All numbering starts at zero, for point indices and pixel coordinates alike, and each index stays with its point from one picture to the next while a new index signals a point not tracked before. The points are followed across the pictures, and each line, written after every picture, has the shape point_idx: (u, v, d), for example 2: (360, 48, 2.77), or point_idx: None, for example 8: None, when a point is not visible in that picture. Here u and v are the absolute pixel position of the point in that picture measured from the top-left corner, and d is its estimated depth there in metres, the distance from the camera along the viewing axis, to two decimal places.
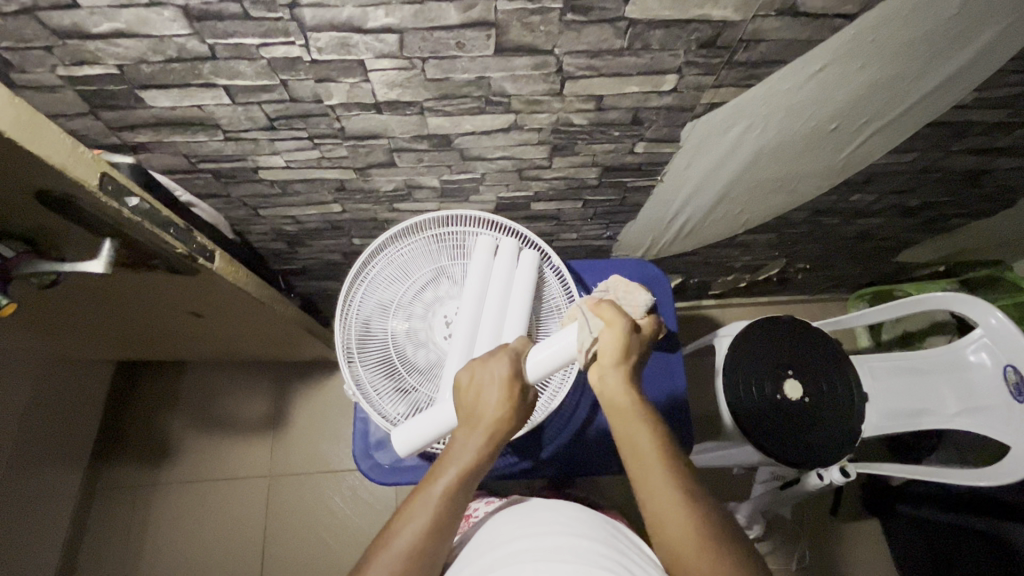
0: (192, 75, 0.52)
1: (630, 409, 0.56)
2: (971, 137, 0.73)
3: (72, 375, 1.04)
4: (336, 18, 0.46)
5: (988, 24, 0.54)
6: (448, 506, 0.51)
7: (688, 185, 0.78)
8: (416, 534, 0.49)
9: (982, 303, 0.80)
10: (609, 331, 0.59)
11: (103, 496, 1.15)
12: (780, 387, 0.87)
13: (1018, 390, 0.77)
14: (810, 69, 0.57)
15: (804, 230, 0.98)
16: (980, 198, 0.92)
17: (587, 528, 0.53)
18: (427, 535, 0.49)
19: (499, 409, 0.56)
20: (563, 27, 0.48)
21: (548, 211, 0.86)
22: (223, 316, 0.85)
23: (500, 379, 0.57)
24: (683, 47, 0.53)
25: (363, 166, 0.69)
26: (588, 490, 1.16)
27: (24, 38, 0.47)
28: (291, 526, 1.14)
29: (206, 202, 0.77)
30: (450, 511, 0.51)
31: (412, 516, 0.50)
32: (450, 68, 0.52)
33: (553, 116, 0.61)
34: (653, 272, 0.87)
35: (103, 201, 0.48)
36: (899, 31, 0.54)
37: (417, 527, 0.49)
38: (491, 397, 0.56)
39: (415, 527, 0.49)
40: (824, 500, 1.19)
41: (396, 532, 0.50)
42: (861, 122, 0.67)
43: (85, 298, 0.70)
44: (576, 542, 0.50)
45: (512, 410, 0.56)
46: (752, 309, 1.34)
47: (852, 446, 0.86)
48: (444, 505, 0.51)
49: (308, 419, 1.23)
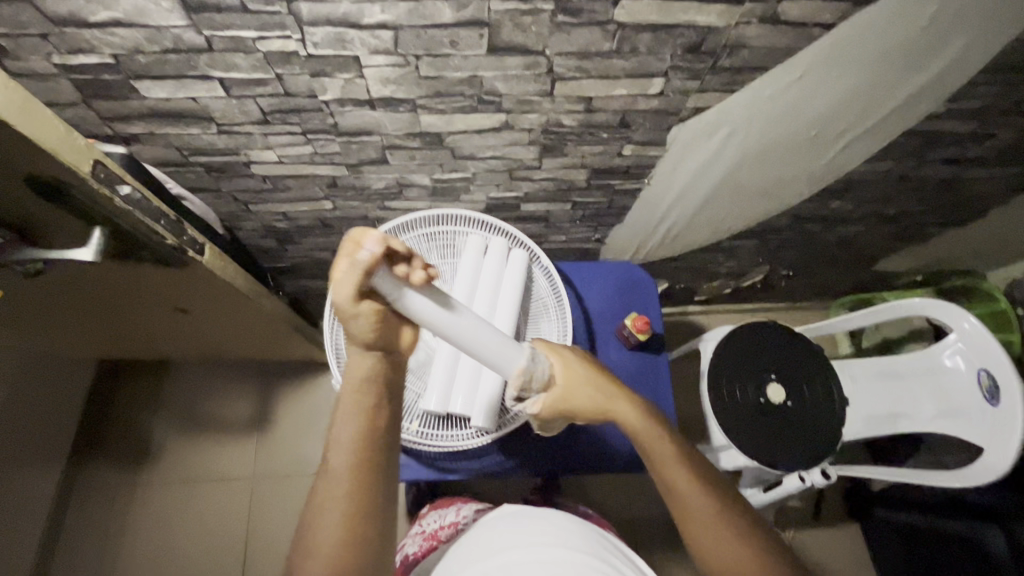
0: (188, 67, 0.53)
1: (652, 432, 0.59)
2: (946, 146, 0.76)
3: (54, 374, 1.03)
4: (333, 13, 0.47)
5: (957, 39, 0.57)
6: (364, 464, 0.52)
7: (674, 190, 0.80)
8: (343, 496, 0.50)
9: (957, 308, 0.82)
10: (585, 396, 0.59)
11: (80, 496, 1.13)
12: (763, 391, 0.89)
13: (991, 393, 0.79)
14: (791, 76, 0.59)
15: (786, 237, 1.01)
16: (954, 207, 0.95)
17: (570, 538, 0.54)
18: (354, 490, 0.51)
19: (365, 363, 0.53)
20: (554, 28, 0.50)
21: (537, 212, 0.88)
22: (209, 312, 0.84)
23: (360, 333, 0.50)
24: (669, 52, 0.54)
25: (355, 162, 0.70)
26: (574, 494, 1.16)
27: (21, 24, 0.47)
28: (273, 530, 1.13)
29: (196, 195, 0.77)
30: (370, 460, 0.52)
31: (331, 478, 0.51)
32: (444, 66, 0.54)
33: (543, 116, 0.63)
34: (639, 273, 0.89)
35: (95, 188, 0.48)
36: (872, 43, 0.56)
37: (342, 487, 0.51)
38: (363, 353, 0.53)
39: (334, 490, 0.50)
40: (805, 505, 1.21)
41: (324, 492, 0.51)
42: (841, 130, 0.69)
43: (73, 289, 0.69)
44: (562, 556, 0.51)
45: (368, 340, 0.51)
46: (736, 315, 1.36)
47: (831, 450, 0.87)
48: (357, 456, 0.52)
49: (292, 419, 1.22)
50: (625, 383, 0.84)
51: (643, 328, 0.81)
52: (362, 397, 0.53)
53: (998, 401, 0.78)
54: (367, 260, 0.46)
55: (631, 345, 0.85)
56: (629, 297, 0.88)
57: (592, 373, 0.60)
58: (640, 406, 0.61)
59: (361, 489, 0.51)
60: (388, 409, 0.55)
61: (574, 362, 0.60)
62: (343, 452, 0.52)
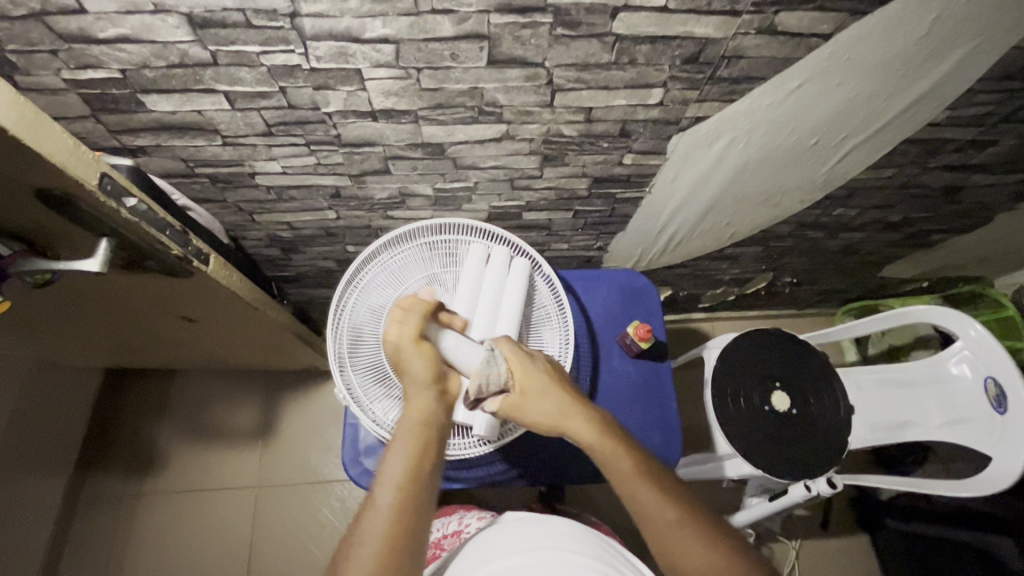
0: (194, 81, 0.54)
1: (607, 443, 0.59)
2: (948, 153, 0.76)
3: (61, 382, 1.04)
4: (335, 28, 0.48)
5: (957, 47, 0.57)
6: (407, 501, 0.54)
7: (676, 198, 0.80)
8: (382, 528, 0.52)
9: (963, 316, 0.81)
10: (534, 403, 0.60)
11: (86, 504, 1.13)
12: (768, 399, 0.89)
13: (999, 401, 0.78)
14: (789, 86, 0.59)
15: (789, 244, 1.00)
16: (959, 213, 0.95)
17: (570, 540, 0.54)
18: (394, 524, 0.52)
19: (424, 402, 0.61)
20: (553, 40, 0.51)
21: (539, 221, 0.88)
22: (215, 321, 0.85)
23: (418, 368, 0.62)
24: (668, 62, 0.55)
25: (358, 173, 0.71)
26: (578, 502, 1.16)
27: (31, 41, 0.48)
28: (277, 538, 1.13)
29: (202, 206, 0.78)
30: (413, 499, 0.54)
31: (373, 513, 0.53)
32: (444, 78, 0.54)
33: (544, 126, 0.63)
34: (641, 281, 0.89)
35: (101, 201, 0.49)
36: (871, 51, 0.56)
37: (381, 523, 0.52)
38: (421, 394, 0.61)
39: (375, 522, 0.52)
40: (812, 515, 1.20)
41: (365, 524, 0.53)
42: (842, 137, 0.69)
43: (81, 299, 0.70)
44: (564, 558, 0.51)
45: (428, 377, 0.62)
46: (740, 322, 1.36)
47: (836, 459, 0.86)
48: (402, 492, 0.54)
49: (297, 428, 1.22)
50: (627, 391, 0.84)
51: (645, 336, 0.81)
52: (410, 439, 0.58)
53: (1006, 409, 0.77)
54: (418, 311, 0.63)
55: (633, 353, 0.85)
56: (632, 304, 0.88)
57: (546, 384, 0.61)
58: (595, 419, 0.61)
59: (400, 525, 0.52)
60: (437, 455, 0.59)
61: (529, 368, 0.61)
62: (389, 487, 0.55)
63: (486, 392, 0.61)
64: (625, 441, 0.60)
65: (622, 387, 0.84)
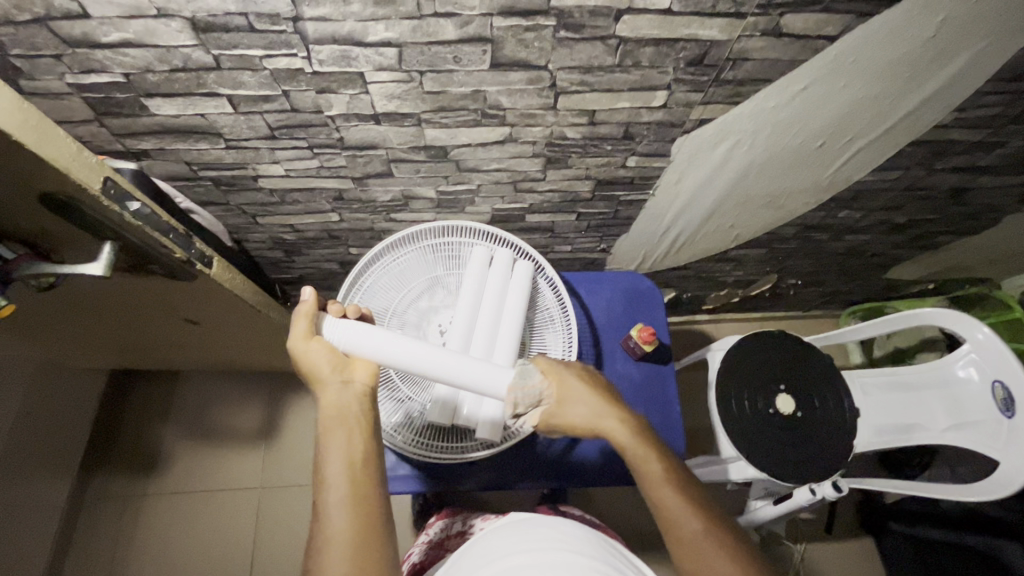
0: (197, 85, 0.54)
1: (641, 449, 0.58)
2: (955, 155, 0.75)
3: (65, 384, 1.04)
4: (338, 31, 0.48)
5: (965, 48, 0.56)
6: (361, 490, 0.50)
7: (680, 200, 0.80)
8: (345, 526, 0.47)
9: (970, 318, 0.81)
10: (575, 410, 0.59)
11: (90, 505, 1.14)
12: (773, 402, 0.88)
13: (1006, 405, 0.77)
14: (795, 88, 0.59)
15: (794, 246, 1.00)
16: (966, 215, 0.94)
17: (573, 542, 0.54)
18: (356, 516, 0.48)
19: (340, 392, 0.55)
20: (556, 43, 0.50)
21: (542, 223, 0.88)
22: (218, 323, 0.85)
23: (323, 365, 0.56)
24: (672, 65, 0.54)
25: (361, 175, 0.70)
26: (581, 504, 1.16)
27: (35, 46, 0.48)
28: (280, 540, 1.13)
29: (205, 209, 0.78)
30: (365, 486, 0.50)
31: (328, 514, 0.48)
32: (447, 81, 0.54)
33: (547, 129, 0.63)
34: (645, 283, 0.89)
35: (104, 204, 0.49)
36: (878, 52, 0.55)
37: (342, 520, 0.48)
38: (331, 386, 0.55)
39: (335, 522, 0.48)
40: (818, 518, 1.19)
41: (324, 528, 0.47)
42: (848, 139, 0.68)
43: (84, 302, 0.70)
44: (567, 559, 0.51)
45: (333, 367, 0.56)
46: (744, 324, 1.35)
47: (843, 462, 0.85)
48: (352, 484, 0.50)
49: (300, 429, 1.22)
50: (631, 395, 0.83)
51: (648, 340, 0.81)
52: (347, 428, 0.53)
53: (1013, 413, 0.76)
54: (308, 306, 0.57)
55: (637, 356, 0.84)
56: (636, 307, 0.88)
57: (585, 390, 0.60)
58: (632, 422, 0.59)
59: (364, 514, 0.49)
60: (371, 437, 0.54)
61: (569, 376, 0.61)
62: (336, 484, 0.49)
63: (521, 408, 0.59)
64: (656, 446, 0.58)
65: (625, 391, 0.83)
